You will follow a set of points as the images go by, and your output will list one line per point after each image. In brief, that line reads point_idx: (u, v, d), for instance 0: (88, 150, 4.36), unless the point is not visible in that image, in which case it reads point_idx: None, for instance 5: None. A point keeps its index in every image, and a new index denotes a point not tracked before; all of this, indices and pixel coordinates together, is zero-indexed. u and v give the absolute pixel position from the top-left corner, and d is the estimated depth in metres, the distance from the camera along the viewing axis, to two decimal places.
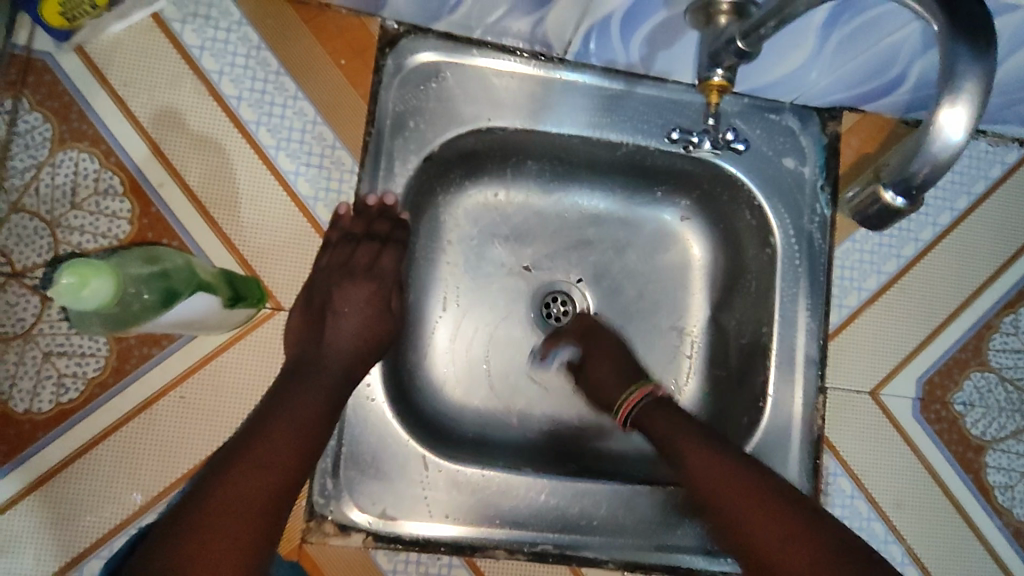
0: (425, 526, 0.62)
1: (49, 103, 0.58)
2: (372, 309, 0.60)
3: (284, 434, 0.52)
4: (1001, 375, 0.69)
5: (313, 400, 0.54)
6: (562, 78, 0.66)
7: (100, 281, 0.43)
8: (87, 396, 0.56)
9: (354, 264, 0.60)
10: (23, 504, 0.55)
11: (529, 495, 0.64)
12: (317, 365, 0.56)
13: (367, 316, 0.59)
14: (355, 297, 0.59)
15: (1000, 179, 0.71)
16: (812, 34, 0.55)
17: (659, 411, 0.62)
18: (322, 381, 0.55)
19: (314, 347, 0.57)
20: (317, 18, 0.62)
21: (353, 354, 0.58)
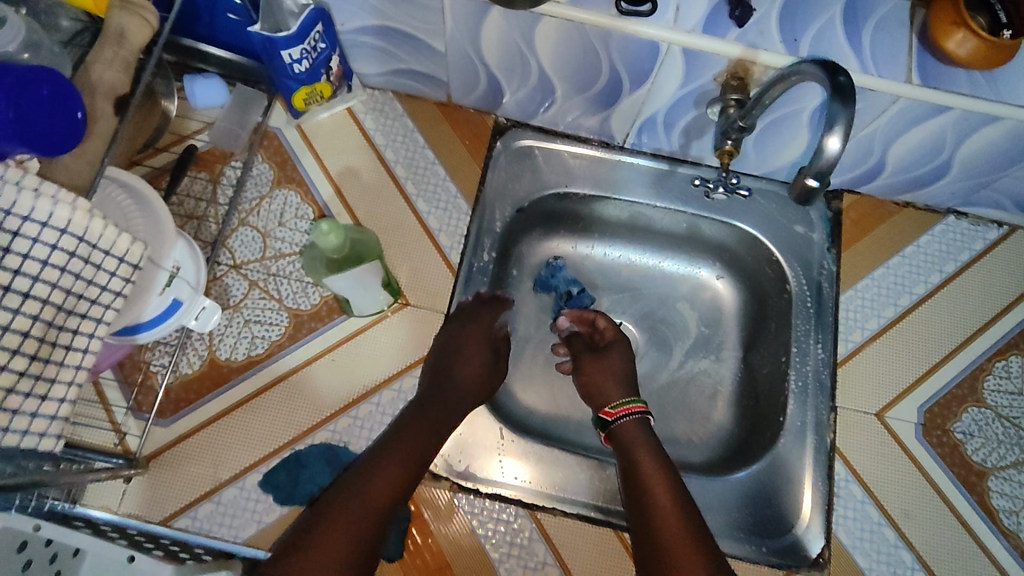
0: (498, 483, 0.76)
1: (273, 157, 0.86)
2: (485, 364, 0.78)
3: (411, 444, 0.68)
4: (998, 412, 0.80)
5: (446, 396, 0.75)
6: (623, 160, 0.90)
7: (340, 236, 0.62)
8: (269, 352, 0.79)
9: (475, 329, 0.79)
10: (214, 424, 0.76)
11: (581, 472, 0.78)
12: (438, 399, 0.74)
13: (477, 374, 0.77)
14: (472, 354, 0.77)
15: (984, 251, 0.87)
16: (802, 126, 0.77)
17: (638, 431, 0.75)
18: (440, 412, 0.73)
19: (436, 386, 0.75)
20: (453, 115, 0.91)
21: (461, 399, 0.75)
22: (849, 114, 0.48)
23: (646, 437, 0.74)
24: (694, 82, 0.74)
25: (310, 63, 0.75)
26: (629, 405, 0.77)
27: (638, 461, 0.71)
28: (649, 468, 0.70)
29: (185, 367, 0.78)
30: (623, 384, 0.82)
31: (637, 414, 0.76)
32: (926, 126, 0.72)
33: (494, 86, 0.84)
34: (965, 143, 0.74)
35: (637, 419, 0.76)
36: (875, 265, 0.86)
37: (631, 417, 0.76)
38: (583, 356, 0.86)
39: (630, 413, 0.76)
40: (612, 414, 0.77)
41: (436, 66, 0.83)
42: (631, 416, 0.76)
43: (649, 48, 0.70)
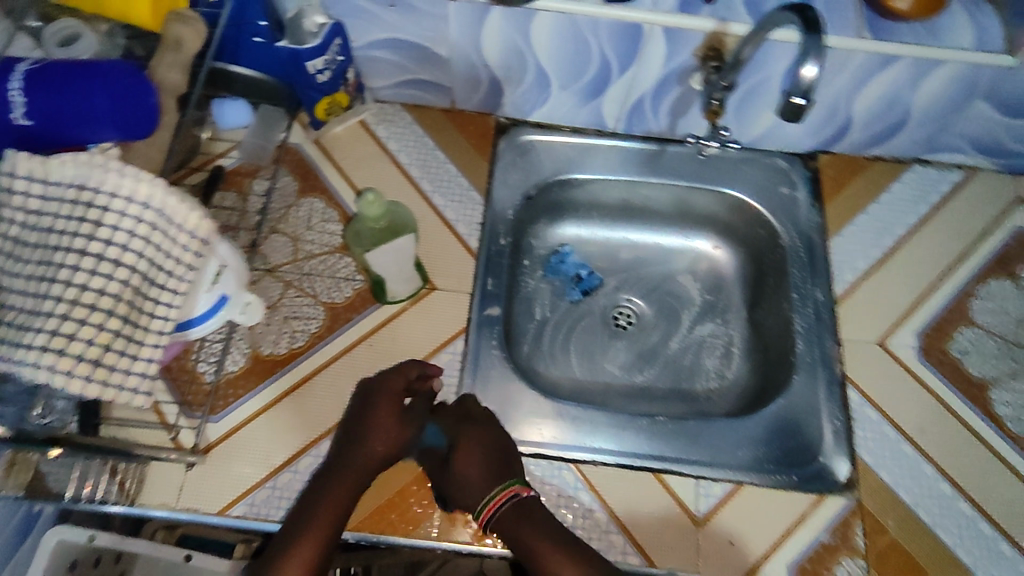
0: (538, 445, 0.80)
1: (297, 170, 0.93)
2: (395, 431, 0.72)
3: (309, 542, 0.65)
4: (988, 330, 0.87)
5: (361, 462, 0.70)
6: (620, 143, 0.99)
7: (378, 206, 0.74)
8: (310, 343, 0.82)
9: (386, 398, 0.74)
10: (264, 415, 0.79)
11: (612, 426, 0.81)
12: (347, 477, 0.69)
13: (388, 443, 0.71)
14: (385, 430, 0.72)
15: (951, 192, 0.96)
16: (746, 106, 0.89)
17: (515, 518, 0.67)
18: (347, 490, 0.69)
19: (343, 462, 0.71)
20: (458, 119, 0.98)
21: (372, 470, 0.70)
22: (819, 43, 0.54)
23: (548, 524, 0.66)
24: (675, 61, 0.83)
25: (331, 74, 0.83)
26: (499, 496, 0.68)
27: (538, 565, 0.64)
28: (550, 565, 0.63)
29: (231, 365, 0.82)
30: (496, 467, 0.71)
31: (525, 498, 0.68)
32: (882, 78, 0.82)
33: (494, 87, 0.93)
34: (919, 90, 0.83)
35: (507, 510, 0.67)
36: (857, 213, 0.93)
37: (512, 502, 0.68)
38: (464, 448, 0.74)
39: (501, 506, 0.67)
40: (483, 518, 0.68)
41: (440, 73, 0.92)
42: (505, 504, 0.68)
43: (634, 31, 0.79)
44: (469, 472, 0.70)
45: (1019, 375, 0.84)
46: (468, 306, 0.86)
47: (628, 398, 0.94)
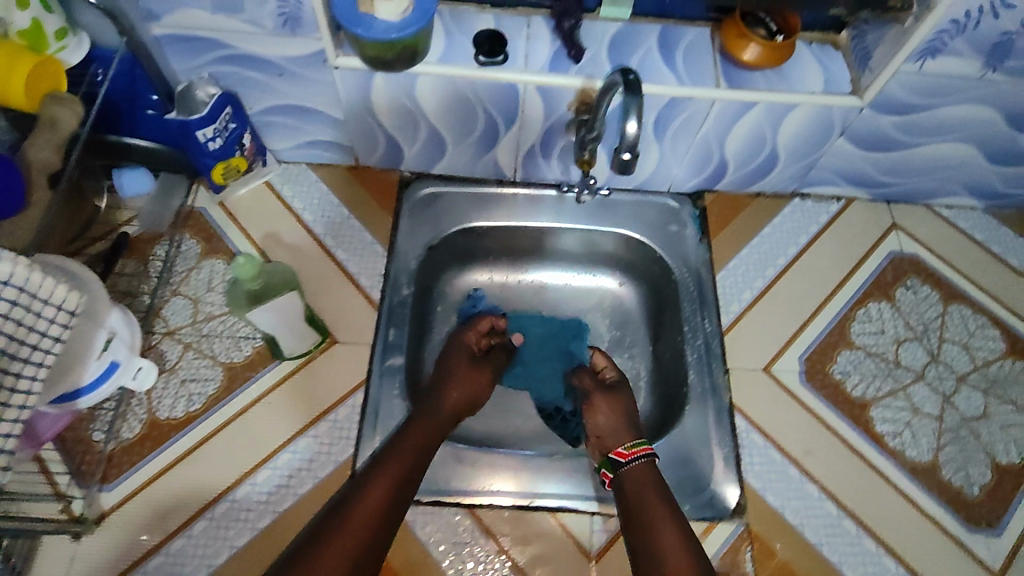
0: (438, 489, 0.81)
1: (199, 233, 0.95)
2: (467, 376, 0.88)
3: (406, 453, 0.75)
4: (867, 351, 0.91)
5: (456, 394, 0.85)
6: (519, 192, 1.03)
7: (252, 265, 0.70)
8: (207, 405, 0.84)
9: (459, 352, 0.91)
10: (158, 480, 0.80)
11: (512, 469, 0.83)
12: (436, 412, 0.81)
13: (464, 387, 0.86)
14: (464, 376, 0.87)
15: (828, 223, 1.02)
16: (630, 140, 0.93)
17: (652, 472, 0.78)
18: (432, 424, 0.79)
19: (433, 396, 0.84)
20: (362, 175, 1.02)
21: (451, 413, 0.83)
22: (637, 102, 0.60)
23: (657, 479, 0.78)
24: (554, 115, 0.88)
25: (223, 140, 0.86)
26: (639, 447, 0.79)
27: (644, 494, 0.76)
28: (659, 514, 0.73)
29: (127, 432, 0.82)
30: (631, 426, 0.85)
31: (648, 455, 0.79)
32: (744, 121, 0.87)
33: (392, 145, 0.97)
34: (782, 131, 0.89)
35: (646, 462, 0.79)
36: (741, 246, 0.99)
37: (642, 461, 0.79)
38: (596, 392, 0.89)
39: (640, 456, 0.79)
40: (625, 455, 0.79)
41: (338, 134, 0.95)
42: (641, 458, 0.79)
43: (511, 90, 0.84)
44: (600, 419, 0.86)
45: (898, 393, 0.88)
46: (368, 358, 0.88)
47: (538, 438, 0.96)
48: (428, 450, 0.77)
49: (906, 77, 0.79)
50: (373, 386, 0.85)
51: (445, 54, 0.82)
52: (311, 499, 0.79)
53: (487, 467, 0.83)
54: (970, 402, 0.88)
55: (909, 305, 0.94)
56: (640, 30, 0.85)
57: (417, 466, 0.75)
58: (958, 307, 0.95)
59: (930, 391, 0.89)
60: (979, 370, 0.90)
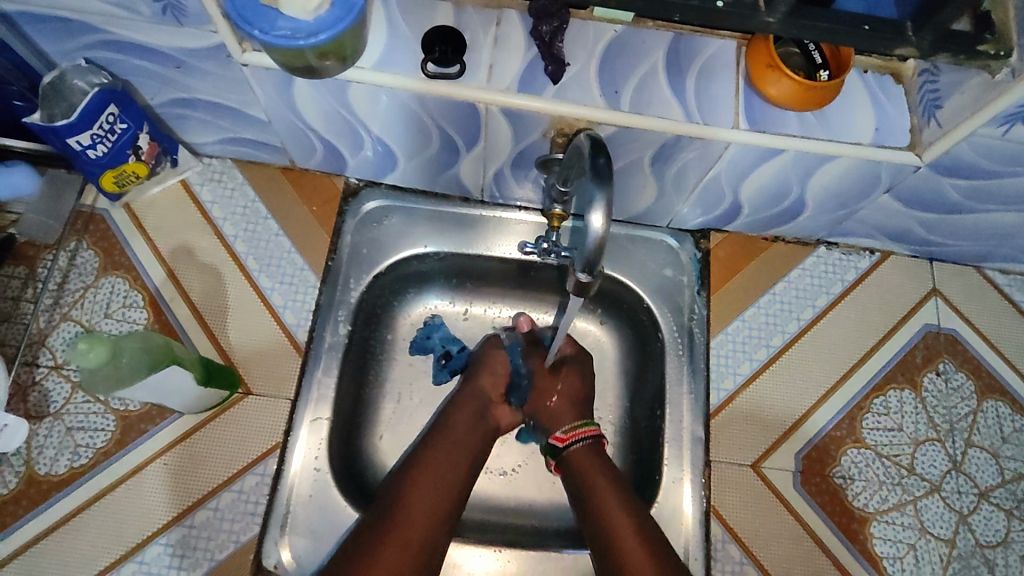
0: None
1: (100, 244, 0.80)
2: (477, 424, 0.76)
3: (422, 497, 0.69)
4: (878, 451, 0.77)
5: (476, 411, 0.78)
6: (486, 215, 0.85)
7: (98, 350, 0.55)
8: (93, 461, 0.72)
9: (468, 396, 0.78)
10: (30, 550, 0.69)
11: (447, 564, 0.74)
12: (444, 460, 0.72)
13: (472, 425, 0.76)
14: (463, 422, 0.76)
15: (856, 281, 0.84)
16: (623, 174, 0.75)
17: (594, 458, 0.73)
18: (442, 468, 0.72)
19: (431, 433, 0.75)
20: (299, 180, 0.85)
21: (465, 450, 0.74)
22: (608, 194, 0.49)
23: (604, 463, 0.73)
24: (526, 140, 0.70)
25: (108, 146, 0.70)
26: (580, 429, 0.74)
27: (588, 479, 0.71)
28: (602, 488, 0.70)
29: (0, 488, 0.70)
30: (580, 406, 0.79)
31: (585, 440, 0.74)
32: (767, 167, 0.69)
33: (333, 152, 0.79)
34: (812, 180, 0.71)
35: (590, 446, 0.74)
36: (745, 305, 0.82)
37: (583, 443, 0.74)
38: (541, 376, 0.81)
39: (580, 440, 0.74)
40: (563, 441, 0.74)
41: (266, 135, 0.78)
42: (583, 441, 0.74)
43: (470, 110, 0.66)
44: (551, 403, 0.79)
45: (906, 507, 0.75)
46: (287, 414, 0.75)
47: (484, 504, 0.81)
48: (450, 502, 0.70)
49: (981, 139, 0.62)
50: (290, 453, 0.73)
51: (384, 56, 0.64)
52: None
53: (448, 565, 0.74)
54: (989, 524, 0.75)
55: (936, 398, 0.80)
56: (645, 39, 0.66)
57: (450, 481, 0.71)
58: (994, 402, 0.80)
59: (945, 507, 0.75)
60: (1006, 485, 0.77)
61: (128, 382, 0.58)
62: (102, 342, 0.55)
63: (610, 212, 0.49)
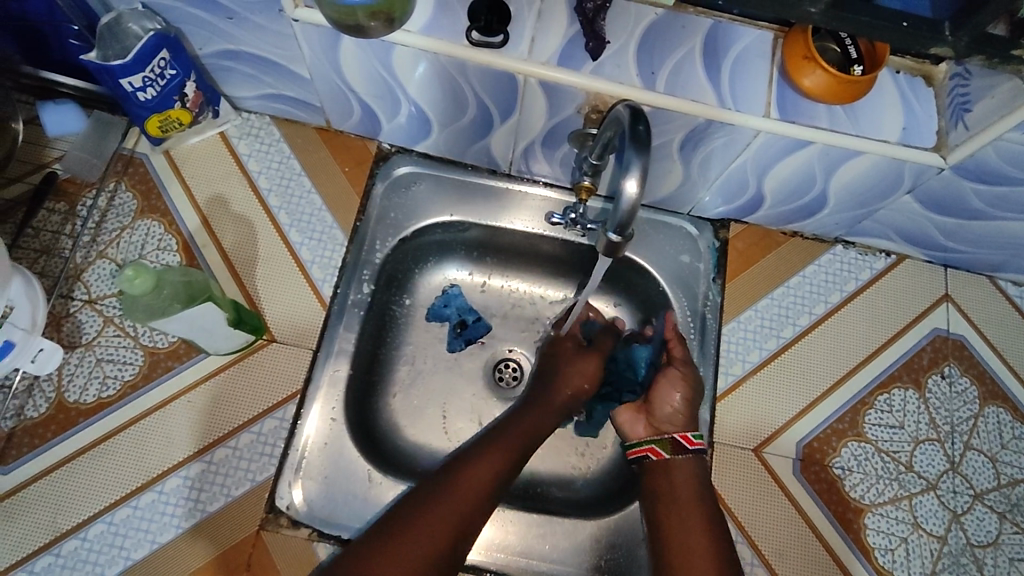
0: None
1: (139, 187, 0.82)
2: (557, 408, 0.76)
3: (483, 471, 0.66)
4: (878, 446, 0.79)
5: (554, 399, 0.76)
6: (511, 188, 0.86)
7: (145, 279, 0.59)
8: (121, 394, 0.75)
9: (555, 399, 0.76)
10: (55, 473, 0.72)
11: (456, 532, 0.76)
12: (518, 438, 0.71)
13: (548, 412, 0.75)
14: (540, 423, 0.73)
15: (870, 281, 0.86)
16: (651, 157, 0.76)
17: (695, 472, 0.70)
18: (514, 446, 0.70)
19: (501, 430, 0.71)
20: (334, 140, 0.87)
21: (520, 456, 0.70)
22: (644, 162, 0.52)
23: (703, 477, 0.71)
24: (561, 115, 0.72)
25: (157, 90, 0.72)
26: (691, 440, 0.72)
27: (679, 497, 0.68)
28: (686, 502, 0.68)
29: (30, 412, 0.73)
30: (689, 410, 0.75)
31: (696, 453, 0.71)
32: (793, 158, 0.71)
33: (370, 115, 0.81)
34: (835, 176, 0.72)
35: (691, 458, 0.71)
36: (759, 295, 0.84)
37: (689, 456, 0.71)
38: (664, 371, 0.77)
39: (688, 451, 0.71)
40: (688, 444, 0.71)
41: (307, 93, 0.80)
42: (689, 454, 0.71)
43: (509, 80, 0.68)
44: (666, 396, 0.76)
45: (901, 502, 0.77)
46: (308, 364, 0.78)
47: None
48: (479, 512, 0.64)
49: (1008, 144, 0.63)
50: (308, 401, 0.75)
51: (430, 23, 0.66)
52: (219, 518, 0.71)
53: None
54: (981, 526, 0.77)
55: (939, 400, 0.81)
56: (685, 24, 0.68)
57: (508, 460, 0.68)
58: (995, 409, 0.82)
59: (939, 505, 0.77)
60: (1001, 490, 0.79)
61: (162, 313, 0.63)
62: (149, 273, 0.59)
63: (644, 179, 0.52)
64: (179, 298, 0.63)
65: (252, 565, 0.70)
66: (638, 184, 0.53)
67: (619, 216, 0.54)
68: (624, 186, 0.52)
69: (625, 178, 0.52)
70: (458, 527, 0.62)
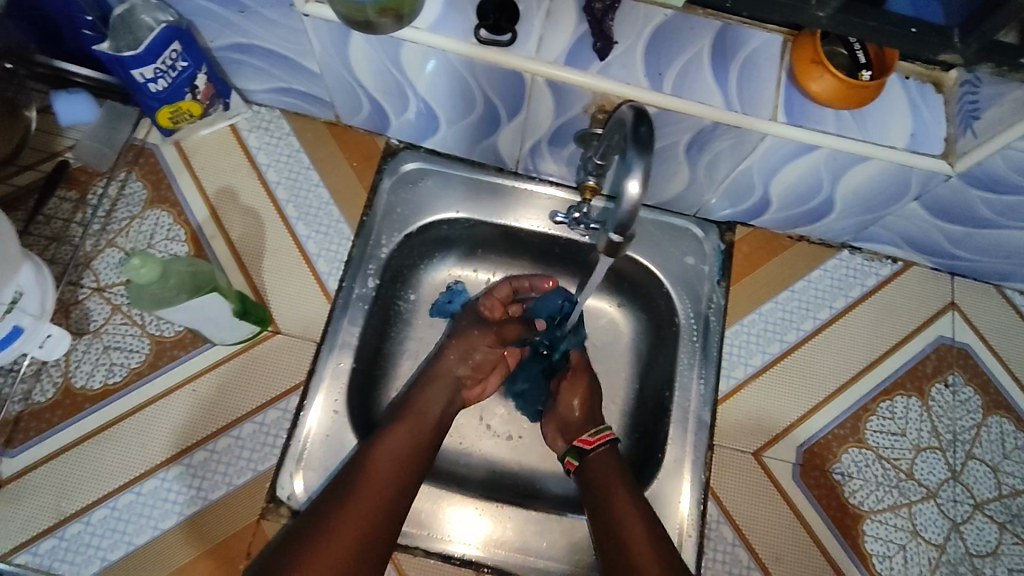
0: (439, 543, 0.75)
1: (150, 177, 0.83)
2: (453, 389, 0.79)
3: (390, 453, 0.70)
4: (878, 453, 0.79)
5: (444, 377, 0.79)
6: (518, 186, 0.87)
7: (150, 269, 0.59)
8: (126, 381, 0.76)
9: (446, 376, 0.79)
10: (60, 457, 0.73)
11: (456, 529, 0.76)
12: (415, 419, 0.74)
13: (447, 390, 0.78)
14: (432, 402, 0.77)
15: (875, 287, 0.85)
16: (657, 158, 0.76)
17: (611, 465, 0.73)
18: (414, 428, 0.73)
19: (401, 413, 0.75)
20: (343, 135, 0.88)
21: (424, 437, 0.74)
22: (645, 162, 0.52)
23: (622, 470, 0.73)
24: (567, 114, 0.72)
25: (168, 82, 0.73)
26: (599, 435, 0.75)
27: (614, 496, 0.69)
28: (619, 498, 0.69)
29: (38, 396, 0.75)
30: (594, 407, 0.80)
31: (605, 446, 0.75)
32: (800, 162, 0.70)
33: (378, 110, 0.82)
34: (842, 181, 0.72)
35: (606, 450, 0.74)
36: (763, 299, 0.84)
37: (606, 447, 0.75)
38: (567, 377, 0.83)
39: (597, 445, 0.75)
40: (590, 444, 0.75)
41: (316, 87, 0.80)
42: (603, 446, 0.75)
43: (517, 79, 0.68)
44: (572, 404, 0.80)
45: (900, 510, 0.77)
46: (312, 356, 0.78)
47: (490, 465, 0.84)
48: (403, 485, 0.69)
49: (1017, 153, 0.62)
50: (311, 393, 0.76)
51: (438, 20, 0.66)
52: (219, 506, 0.72)
53: (440, 522, 0.76)
54: (980, 535, 0.77)
55: (941, 408, 0.81)
56: (694, 25, 0.67)
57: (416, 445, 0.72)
58: (998, 419, 0.81)
59: (939, 514, 0.77)
60: (1002, 500, 0.78)
61: (168, 302, 0.63)
62: (154, 262, 0.60)
63: (646, 180, 0.52)
64: (184, 288, 0.63)
65: (252, 553, 0.71)
66: (640, 186, 0.53)
67: (621, 216, 0.54)
68: (626, 188, 0.53)
69: (628, 180, 0.53)
70: (385, 510, 0.66)
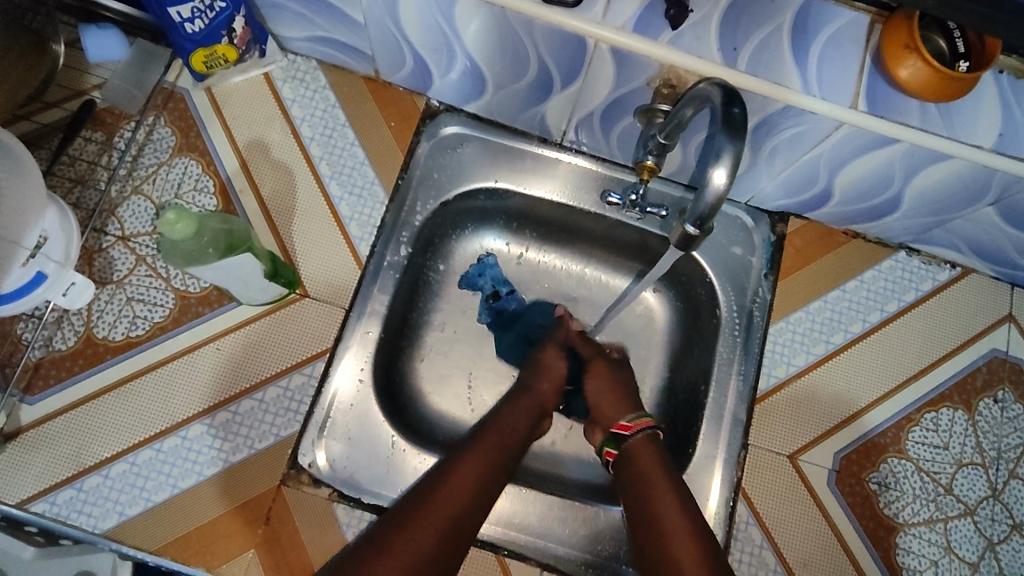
0: None
1: (178, 123, 0.79)
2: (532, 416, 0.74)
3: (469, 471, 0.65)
4: (919, 465, 0.76)
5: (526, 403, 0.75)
6: (562, 159, 0.82)
7: (187, 224, 0.56)
8: (149, 335, 0.73)
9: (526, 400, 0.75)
10: (80, 409, 0.71)
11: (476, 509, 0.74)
12: (494, 439, 0.69)
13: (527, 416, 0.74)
14: (514, 421, 0.72)
15: (931, 293, 0.81)
16: None
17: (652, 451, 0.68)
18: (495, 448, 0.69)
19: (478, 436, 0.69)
20: (381, 92, 0.83)
21: (505, 458, 0.68)
22: (735, 150, 0.50)
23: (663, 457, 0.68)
24: (627, 86, 0.67)
25: (205, 23, 0.68)
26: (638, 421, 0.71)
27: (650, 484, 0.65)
28: (660, 489, 0.65)
29: (59, 343, 0.73)
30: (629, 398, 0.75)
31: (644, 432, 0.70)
32: (873, 156, 0.66)
33: (422, 68, 0.77)
34: (916, 179, 0.67)
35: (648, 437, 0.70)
36: (811, 297, 0.80)
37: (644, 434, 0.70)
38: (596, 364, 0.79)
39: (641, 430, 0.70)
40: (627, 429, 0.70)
41: (358, 39, 0.76)
42: (640, 433, 0.70)
43: (579, 45, 0.63)
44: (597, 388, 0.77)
45: (936, 525, 0.74)
46: (339, 323, 0.76)
47: None
48: (465, 523, 0.61)
49: None
50: (337, 361, 0.73)
51: None
52: (240, 470, 0.70)
53: None
54: (1016, 557, 0.74)
55: (988, 424, 0.78)
56: None
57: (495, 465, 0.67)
58: None
59: (975, 531, 0.74)
60: None
61: (199, 260, 0.61)
62: (190, 217, 0.56)
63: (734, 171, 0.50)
64: (216, 246, 0.61)
65: (271, 520, 0.69)
66: (725, 176, 0.51)
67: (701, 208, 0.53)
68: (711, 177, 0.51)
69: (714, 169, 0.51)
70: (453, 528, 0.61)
